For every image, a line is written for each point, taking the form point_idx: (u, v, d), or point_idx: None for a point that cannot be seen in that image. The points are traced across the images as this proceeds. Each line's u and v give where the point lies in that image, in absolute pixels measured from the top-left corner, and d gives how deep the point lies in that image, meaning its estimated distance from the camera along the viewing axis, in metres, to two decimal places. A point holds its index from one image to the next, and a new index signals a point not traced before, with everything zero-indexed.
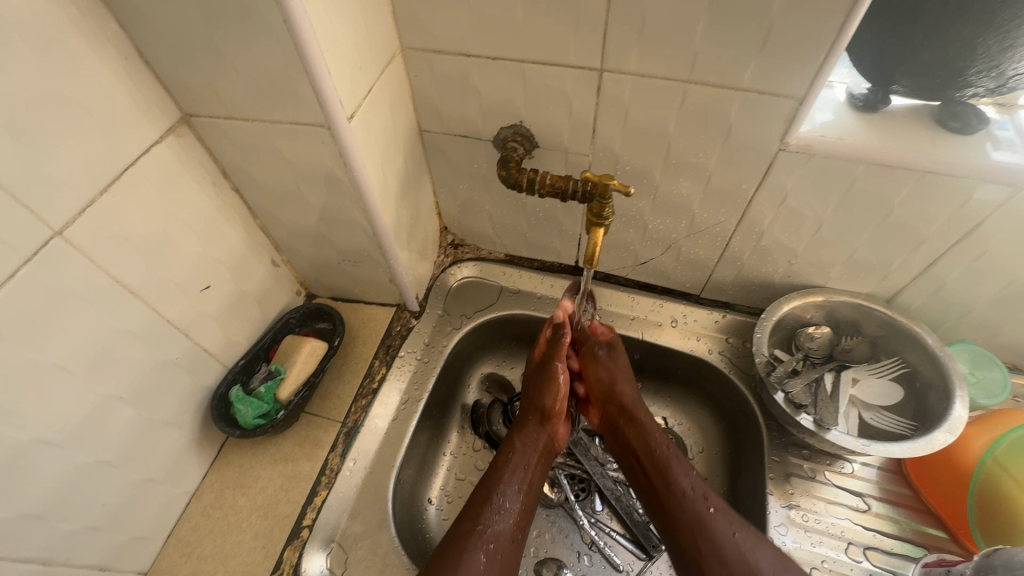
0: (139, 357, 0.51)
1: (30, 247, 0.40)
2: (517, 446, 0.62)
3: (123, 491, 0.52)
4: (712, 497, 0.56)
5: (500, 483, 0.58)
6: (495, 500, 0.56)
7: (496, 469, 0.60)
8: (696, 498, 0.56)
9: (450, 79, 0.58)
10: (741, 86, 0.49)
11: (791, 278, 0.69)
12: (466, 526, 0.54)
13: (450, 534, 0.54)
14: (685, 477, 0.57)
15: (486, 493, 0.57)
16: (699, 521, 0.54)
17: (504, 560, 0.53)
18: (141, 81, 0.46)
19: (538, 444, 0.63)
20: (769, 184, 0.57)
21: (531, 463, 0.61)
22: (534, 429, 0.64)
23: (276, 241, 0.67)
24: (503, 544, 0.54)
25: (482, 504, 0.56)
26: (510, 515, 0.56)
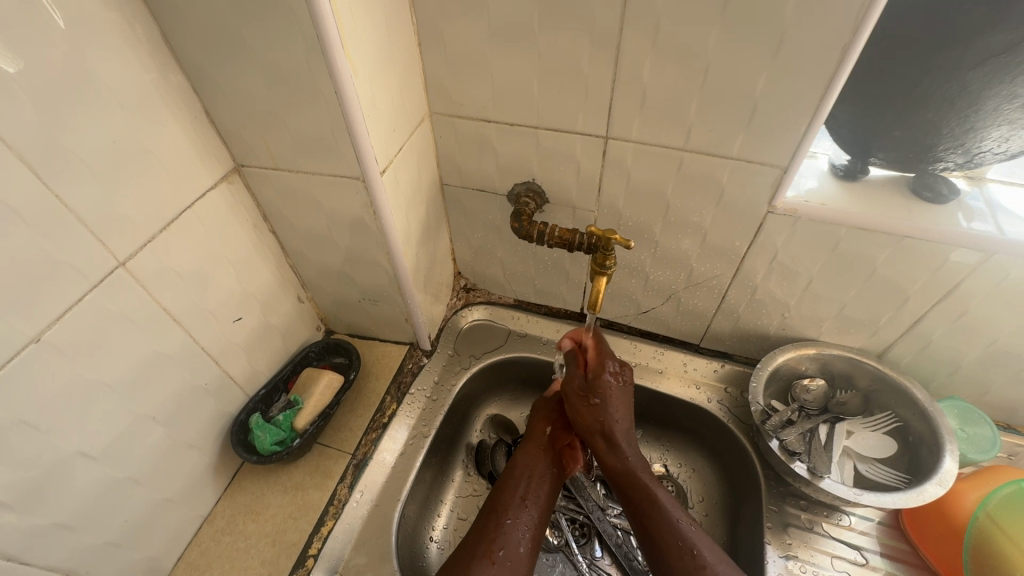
0: (174, 381, 0.55)
1: (98, 276, 0.45)
2: (524, 461, 0.68)
3: (144, 509, 0.54)
4: (703, 551, 0.53)
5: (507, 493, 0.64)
6: (502, 511, 0.61)
7: (505, 482, 0.66)
8: (687, 552, 0.53)
9: (472, 140, 0.65)
10: (731, 155, 0.55)
11: (785, 330, 0.72)
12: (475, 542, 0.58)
13: (460, 551, 0.58)
14: (673, 528, 0.55)
15: (495, 504, 0.63)
16: None
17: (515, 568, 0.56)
18: (204, 135, 0.53)
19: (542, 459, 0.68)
20: (761, 242, 0.62)
21: (535, 475, 0.66)
22: (532, 450, 0.69)
23: (302, 278, 0.72)
24: (514, 552, 0.57)
25: (496, 511, 0.61)
26: (522, 529, 0.60)
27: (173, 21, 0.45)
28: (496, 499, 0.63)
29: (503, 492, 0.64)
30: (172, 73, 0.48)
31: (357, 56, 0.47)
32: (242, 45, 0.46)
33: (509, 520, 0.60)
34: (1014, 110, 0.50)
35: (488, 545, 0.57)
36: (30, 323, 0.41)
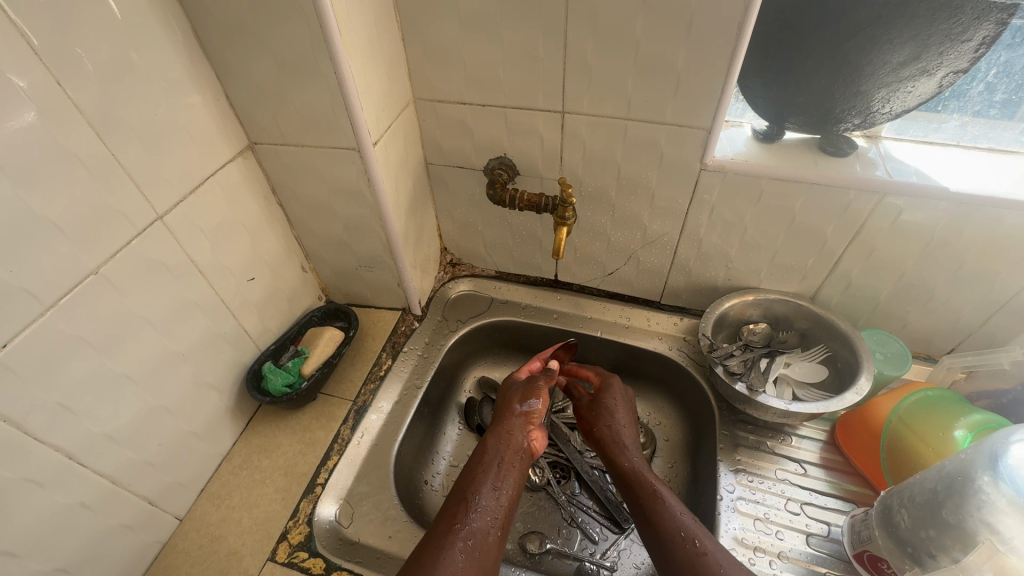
0: (199, 326, 0.64)
1: (142, 224, 0.54)
2: (492, 450, 0.67)
3: (174, 437, 0.63)
4: (703, 542, 0.58)
5: (472, 482, 0.62)
6: (471, 501, 0.60)
7: (470, 474, 0.64)
8: (688, 542, 0.58)
9: (451, 122, 0.76)
10: (666, 121, 0.66)
11: (731, 281, 0.83)
12: (442, 527, 0.57)
13: (428, 535, 0.57)
14: (676, 520, 0.60)
15: (461, 495, 0.61)
16: (692, 564, 0.56)
17: (481, 556, 0.54)
18: (224, 115, 0.63)
19: (513, 444, 0.68)
20: (699, 198, 0.73)
21: (506, 461, 0.66)
22: (502, 434, 0.69)
23: (306, 249, 0.82)
24: (482, 542, 0.56)
25: (459, 506, 0.60)
26: (487, 513, 0.59)
27: (203, 20, 0.56)
28: (462, 490, 0.62)
29: (472, 477, 0.63)
30: (199, 62, 0.58)
31: (352, 43, 0.57)
32: (258, 36, 0.56)
33: (477, 504, 0.59)
34: (888, 74, 0.61)
35: (452, 532, 0.56)
36: (89, 258, 0.50)
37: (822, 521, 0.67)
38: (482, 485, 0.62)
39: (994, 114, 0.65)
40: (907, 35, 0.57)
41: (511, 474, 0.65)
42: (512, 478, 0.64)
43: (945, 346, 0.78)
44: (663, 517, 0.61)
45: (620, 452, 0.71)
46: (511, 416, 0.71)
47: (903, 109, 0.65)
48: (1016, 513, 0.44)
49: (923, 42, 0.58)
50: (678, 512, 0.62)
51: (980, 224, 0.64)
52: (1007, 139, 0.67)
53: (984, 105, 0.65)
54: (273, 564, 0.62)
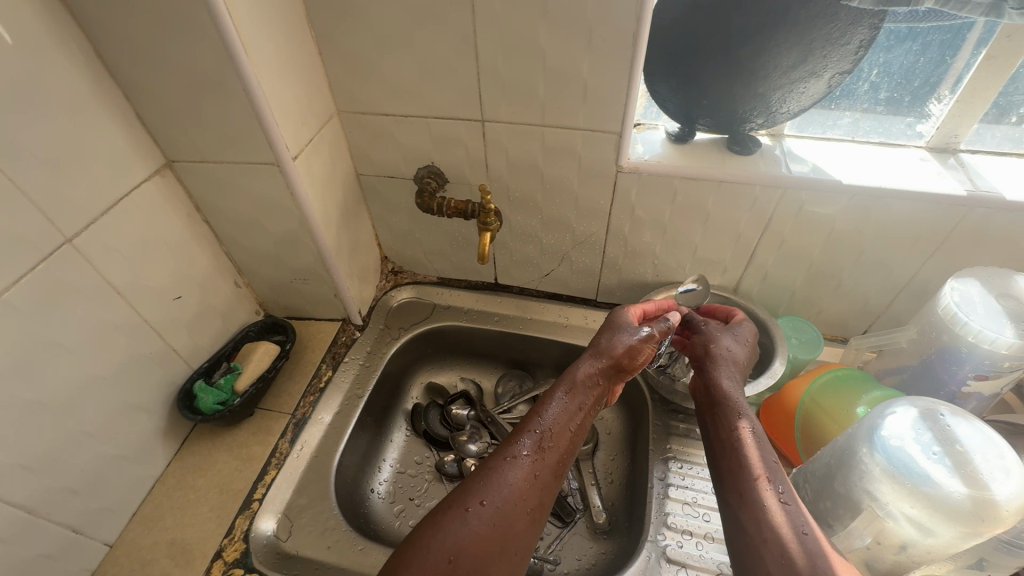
0: (121, 348, 0.63)
1: (48, 248, 0.54)
2: (576, 383, 0.64)
3: (98, 461, 0.62)
4: (787, 492, 0.51)
5: (548, 411, 0.61)
6: (541, 428, 0.60)
7: (545, 402, 0.62)
8: (771, 489, 0.52)
9: (376, 133, 0.77)
10: (579, 127, 0.68)
11: (660, 277, 0.86)
12: (510, 446, 0.58)
13: (494, 454, 0.58)
14: (762, 467, 0.54)
15: (533, 419, 0.61)
16: (770, 514, 0.50)
17: (535, 486, 0.56)
18: (137, 134, 0.63)
19: (590, 380, 0.64)
20: (620, 200, 0.76)
21: (586, 403, 0.63)
22: (592, 366, 0.65)
23: (238, 264, 0.81)
24: (541, 470, 0.57)
25: (531, 430, 0.60)
26: (552, 445, 0.59)
27: (105, 40, 0.56)
28: (536, 414, 0.61)
29: (548, 403, 0.62)
30: (105, 82, 0.58)
31: (260, 60, 0.58)
32: (163, 56, 0.56)
33: (543, 428, 0.60)
34: (781, 76, 0.65)
35: (514, 460, 0.57)
36: None
37: None
38: (553, 416, 0.61)
39: (881, 110, 0.71)
40: (791, 40, 0.62)
41: (586, 414, 0.63)
42: (581, 415, 0.62)
43: (857, 328, 0.83)
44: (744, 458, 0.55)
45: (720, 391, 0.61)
46: (602, 348, 0.67)
47: (800, 109, 0.69)
48: (889, 479, 0.47)
49: (807, 46, 0.62)
50: (770, 461, 0.54)
51: (874, 212, 0.68)
52: (896, 132, 0.72)
53: (872, 102, 0.71)
54: None
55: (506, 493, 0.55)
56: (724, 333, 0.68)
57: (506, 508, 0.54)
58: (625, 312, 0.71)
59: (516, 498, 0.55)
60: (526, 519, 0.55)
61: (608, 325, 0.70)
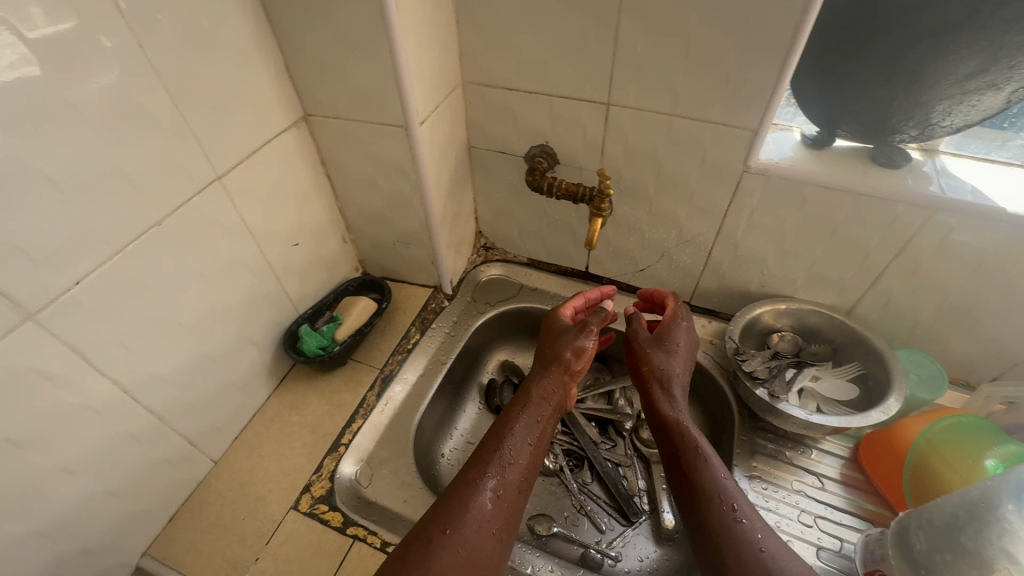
0: (245, 283, 0.68)
1: (202, 182, 0.58)
2: (530, 400, 0.65)
3: (214, 384, 0.67)
4: (740, 507, 0.55)
5: (509, 430, 0.62)
6: (502, 451, 0.59)
7: (505, 424, 0.62)
8: (725, 504, 0.55)
9: (496, 106, 0.77)
10: (712, 120, 0.65)
11: (765, 288, 0.82)
12: (472, 472, 0.57)
13: (456, 479, 0.57)
14: (714, 481, 0.57)
15: (493, 442, 0.60)
16: (727, 529, 0.53)
17: (509, 508, 0.56)
18: (283, 85, 0.66)
19: (553, 399, 0.67)
20: (739, 201, 0.72)
21: (541, 417, 0.64)
22: (547, 383, 0.68)
23: (348, 221, 0.85)
24: (508, 488, 0.57)
25: (491, 456, 0.59)
26: (520, 463, 0.59)
27: None
28: (498, 437, 0.61)
29: (506, 422, 0.63)
30: (264, 33, 0.61)
31: (408, 24, 0.59)
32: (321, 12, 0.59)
33: (506, 449, 0.59)
34: (953, 85, 0.58)
35: (477, 486, 0.55)
36: (155, 209, 0.54)
37: (835, 537, 0.67)
38: (514, 437, 0.61)
39: None
40: (976, 46, 0.55)
41: (545, 426, 0.64)
42: (543, 428, 0.64)
43: (985, 374, 0.75)
44: (699, 471, 0.58)
45: (663, 400, 0.65)
46: (562, 364, 0.70)
47: (965, 124, 0.62)
48: None
49: (994, 53, 0.55)
50: (718, 474, 0.57)
51: None
52: None
53: None
54: (295, 513, 0.66)
55: (483, 521, 0.53)
56: (661, 344, 0.69)
57: (476, 540, 0.52)
58: (558, 315, 0.78)
59: (491, 528, 0.53)
60: (495, 541, 0.53)
61: (550, 341, 0.73)
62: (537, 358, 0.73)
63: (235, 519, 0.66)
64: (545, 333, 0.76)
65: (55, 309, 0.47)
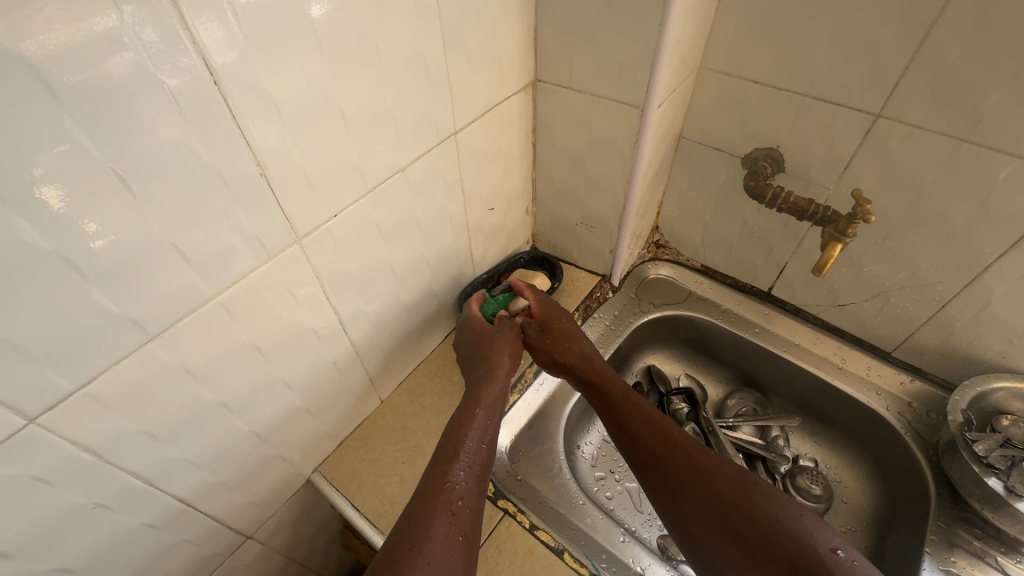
0: (445, 238, 0.69)
1: (443, 134, 0.58)
2: (481, 398, 0.60)
3: (400, 330, 0.70)
4: (734, 472, 0.54)
5: (465, 435, 0.55)
6: (461, 461, 0.53)
7: (456, 432, 0.56)
8: (720, 473, 0.54)
9: (730, 99, 0.70)
10: (1021, 154, 0.54)
11: (1004, 360, 0.69)
12: (427, 485, 0.50)
13: (417, 488, 0.51)
14: (707, 454, 0.55)
15: (450, 449, 0.54)
16: (732, 495, 0.52)
17: (475, 518, 0.49)
18: (525, 47, 0.64)
19: (493, 393, 0.61)
20: (1015, 255, 0.60)
21: (489, 418, 0.58)
22: (496, 382, 0.62)
23: (536, 193, 0.83)
24: (473, 500, 0.50)
25: (445, 467, 0.52)
26: (478, 468, 0.53)
27: None
28: (451, 446, 0.54)
29: (456, 425, 0.56)
30: None
31: None
32: None
33: (463, 458, 0.53)
34: None
35: (444, 490, 0.50)
36: (404, 154, 0.54)
37: None
38: (471, 443, 0.55)
39: None
40: None
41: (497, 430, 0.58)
42: (494, 417, 0.59)
43: None
44: (638, 422, 0.60)
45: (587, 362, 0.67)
46: (491, 360, 0.64)
47: None
48: None
49: None
50: (703, 448, 0.57)
51: None
52: None
53: None
54: None
55: (451, 539, 0.46)
56: (572, 333, 0.70)
57: (450, 552, 0.45)
58: (472, 311, 0.71)
59: (460, 543, 0.46)
60: (465, 544, 0.47)
61: (488, 345, 0.66)
62: (471, 366, 0.65)
63: (396, 460, 0.68)
64: (469, 338, 0.68)
65: (313, 236, 0.49)
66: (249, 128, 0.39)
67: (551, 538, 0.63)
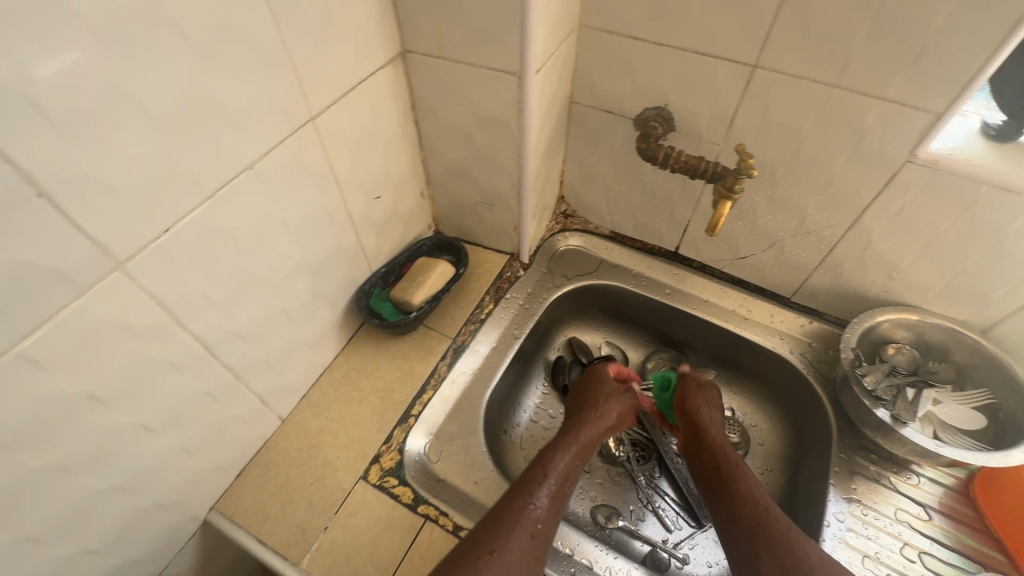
0: (327, 237, 0.62)
1: (296, 123, 0.51)
2: (572, 437, 0.64)
3: (289, 343, 0.63)
4: (801, 544, 0.51)
5: (552, 466, 0.60)
6: (541, 484, 0.56)
7: (540, 466, 0.59)
8: (782, 537, 0.52)
9: (614, 58, 0.67)
10: (884, 96, 0.55)
11: (886, 294, 0.73)
12: (513, 502, 0.54)
13: (500, 506, 0.53)
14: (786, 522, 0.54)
15: (536, 476, 0.58)
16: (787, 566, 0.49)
17: (545, 540, 0.52)
18: (385, 14, 0.57)
19: (581, 436, 0.65)
20: (887, 195, 0.62)
21: (575, 455, 0.62)
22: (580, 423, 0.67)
23: (429, 174, 0.78)
24: (546, 518, 0.54)
25: (528, 488, 0.56)
26: (552, 494, 0.56)
27: None
28: (539, 471, 0.58)
29: (547, 457, 0.61)
30: None
31: None
32: None
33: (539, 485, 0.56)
34: None
35: (525, 512, 0.53)
36: (248, 149, 0.47)
37: None
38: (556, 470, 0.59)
39: None
40: None
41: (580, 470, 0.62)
42: (581, 456, 0.63)
43: None
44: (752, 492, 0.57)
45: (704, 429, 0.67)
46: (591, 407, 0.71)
47: None
48: None
49: None
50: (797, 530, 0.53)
51: None
52: None
53: None
54: (365, 484, 0.63)
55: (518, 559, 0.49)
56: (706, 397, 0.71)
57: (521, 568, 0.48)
58: (604, 371, 0.77)
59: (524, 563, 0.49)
60: (533, 564, 0.50)
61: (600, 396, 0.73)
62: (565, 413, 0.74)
63: (303, 483, 0.63)
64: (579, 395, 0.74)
65: (143, 258, 0.42)
66: (12, 138, 0.32)
67: None
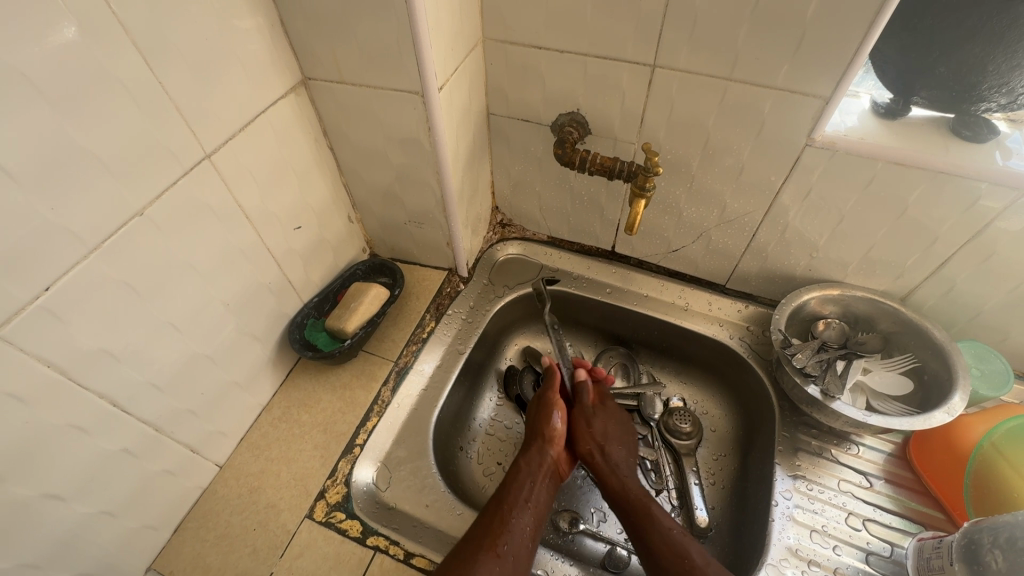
0: (245, 274, 0.61)
1: (189, 164, 0.50)
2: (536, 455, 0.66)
3: (217, 387, 0.61)
4: None
5: (521, 492, 0.61)
6: (511, 511, 0.58)
7: (513, 484, 0.62)
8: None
9: (521, 68, 0.68)
10: (775, 85, 0.57)
11: (812, 272, 0.75)
12: (482, 528, 0.56)
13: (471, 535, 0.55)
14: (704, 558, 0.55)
15: (505, 503, 0.59)
16: None
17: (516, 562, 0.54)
18: (278, 44, 0.56)
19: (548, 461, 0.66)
20: (795, 178, 0.64)
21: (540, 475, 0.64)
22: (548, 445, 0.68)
23: (354, 198, 0.77)
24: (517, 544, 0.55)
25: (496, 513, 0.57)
26: (523, 521, 0.58)
27: None
28: (507, 497, 0.59)
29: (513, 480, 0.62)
30: None
31: None
32: None
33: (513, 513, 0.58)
34: None
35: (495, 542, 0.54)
36: (135, 196, 0.46)
37: (886, 541, 0.63)
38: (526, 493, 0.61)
39: None
40: None
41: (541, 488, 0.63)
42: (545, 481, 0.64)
43: None
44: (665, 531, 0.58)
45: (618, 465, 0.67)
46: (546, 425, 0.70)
47: None
48: None
49: None
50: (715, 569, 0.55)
51: None
52: None
53: None
54: (311, 522, 0.62)
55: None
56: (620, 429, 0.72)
57: None
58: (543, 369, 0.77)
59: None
60: None
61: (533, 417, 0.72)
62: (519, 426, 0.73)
63: (245, 530, 0.61)
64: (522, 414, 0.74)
65: (21, 321, 0.40)
66: None
67: (429, 561, 0.59)
